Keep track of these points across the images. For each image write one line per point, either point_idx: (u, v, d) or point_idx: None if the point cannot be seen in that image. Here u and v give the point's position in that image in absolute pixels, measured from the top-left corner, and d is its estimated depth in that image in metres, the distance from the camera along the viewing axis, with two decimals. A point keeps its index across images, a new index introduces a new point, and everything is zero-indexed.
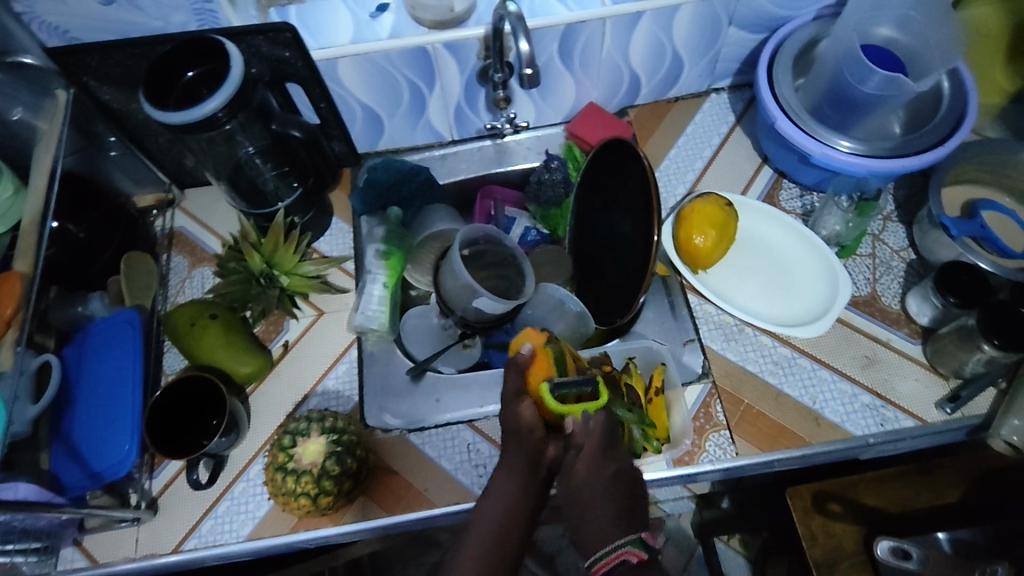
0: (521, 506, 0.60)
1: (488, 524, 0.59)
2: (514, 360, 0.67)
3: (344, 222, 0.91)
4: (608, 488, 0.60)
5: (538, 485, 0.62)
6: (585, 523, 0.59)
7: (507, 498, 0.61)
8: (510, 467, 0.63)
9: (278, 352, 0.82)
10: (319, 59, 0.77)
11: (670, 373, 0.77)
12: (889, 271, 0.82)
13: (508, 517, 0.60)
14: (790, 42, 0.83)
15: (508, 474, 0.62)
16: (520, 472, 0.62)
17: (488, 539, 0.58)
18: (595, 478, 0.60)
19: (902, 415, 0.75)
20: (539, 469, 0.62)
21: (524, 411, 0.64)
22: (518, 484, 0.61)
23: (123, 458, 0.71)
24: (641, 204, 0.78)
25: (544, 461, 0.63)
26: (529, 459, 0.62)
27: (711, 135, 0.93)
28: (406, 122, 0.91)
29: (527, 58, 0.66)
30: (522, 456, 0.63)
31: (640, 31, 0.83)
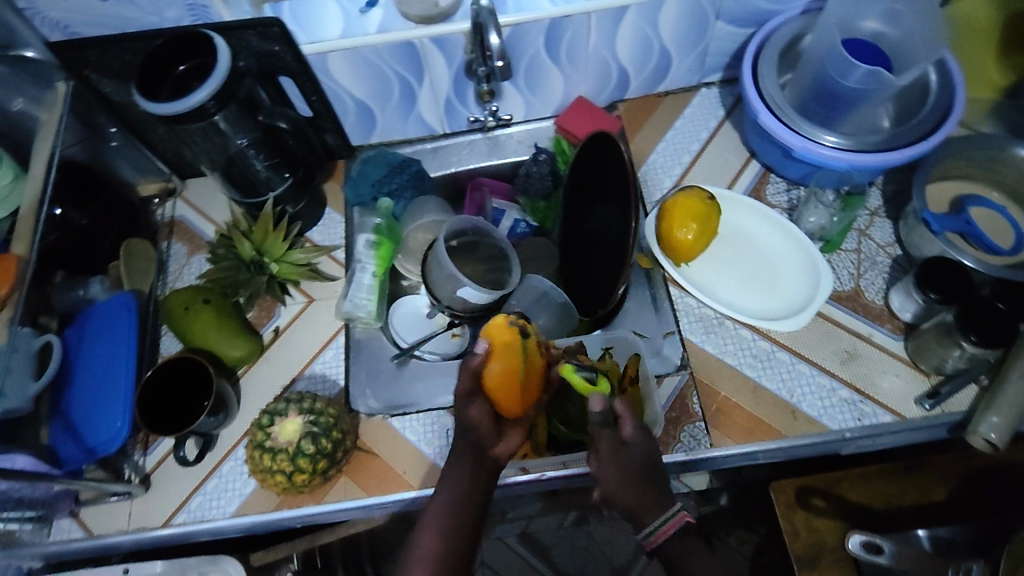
0: (471, 498, 0.63)
1: (440, 520, 0.62)
2: (468, 363, 0.64)
3: (336, 212, 0.94)
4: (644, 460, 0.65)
5: (487, 474, 0.64)
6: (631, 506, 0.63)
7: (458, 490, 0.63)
8: (457, 460, 0.64)
9: (269, 337, 0.85)
10: (309, 53, 0.79)
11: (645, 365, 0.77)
12: (874, 267, 0.82)
13: (458, 511, 0.62)
14: (775, 37, 0.83)
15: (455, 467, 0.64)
16: (469, 465, 0.63)
17: (441, 535, 0.61)
18: (637, 455, 0.64)
19: (881, 411, 0.74)
20: (486, 461, 0.64)
21: (474, 413, 0.63)
22: (466, 477, 0.63)
23: (115, 434, 0.75)
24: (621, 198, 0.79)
25: (490, 453, 0.64)
26: (477, 453, 0.64)
27: (700, 129, 0.93)
28: (397, 115, 0.93)
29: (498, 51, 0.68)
30: (468, 448, 0.64)
31: (626, 25, 0.83)
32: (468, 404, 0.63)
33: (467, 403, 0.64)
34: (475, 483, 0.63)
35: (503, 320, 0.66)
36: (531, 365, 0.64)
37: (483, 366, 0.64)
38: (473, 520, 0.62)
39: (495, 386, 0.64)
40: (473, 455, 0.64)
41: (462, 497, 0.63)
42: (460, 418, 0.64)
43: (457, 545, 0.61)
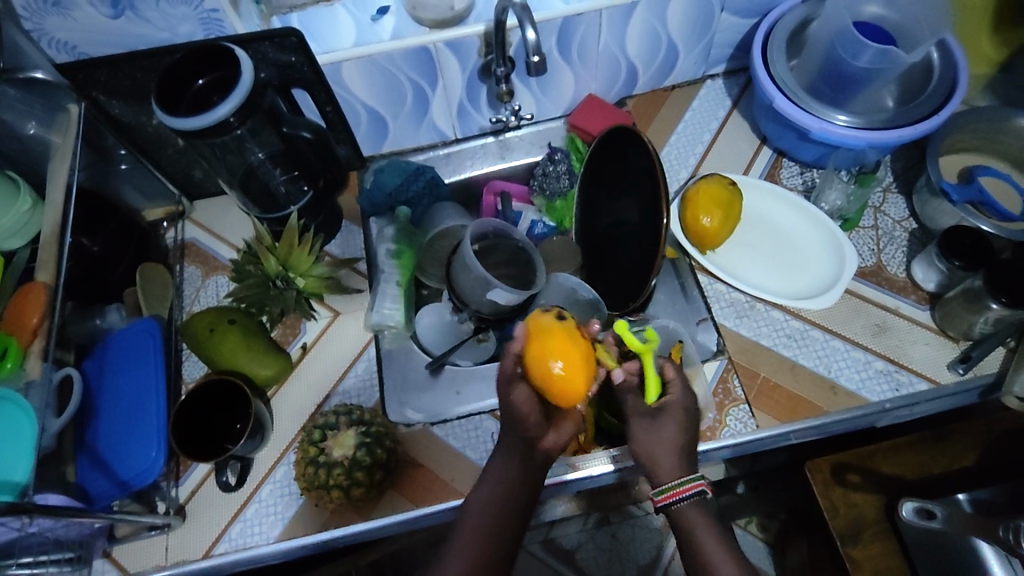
0: (512, 499, 0.61)
1: (482, 517, 0.60)
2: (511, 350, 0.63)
3: (353, 224, 0.93)
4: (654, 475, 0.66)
5: (535, 473, 0.63)
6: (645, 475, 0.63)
7: (504, 480, 0.62)
8: (505, 455, 0.63)
9: (296, 355, 0.83)
10: (323, 63, 0.80)
11: (687, 351, 0.79)
12: (892, 241, 0.84)
13: (497, 521, 0.60)
14: (781, 24, 0.85)
15: (496, 470, 0.63)
16: (519, 461, 0.62)
17: (475, 542, 0.59)
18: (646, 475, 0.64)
19: (916, 379, 0.76)
20: (535, 457, 0.62)
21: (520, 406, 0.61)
22: (513, 477, 0.62)
23: (150, 465, 0.72)
24: (647, 186, 0.80)
25: (539, 447, 0.62)
26: (527, 448, 0.62)
27: (709, 121, 0.96)
28: (409, 123, 0.93)
29: (533, 47, 0.69)
30: (519, 442, 0.63)
31: (636, 19, 0.86)
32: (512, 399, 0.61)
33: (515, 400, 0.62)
34: (522, 482, 0.62)
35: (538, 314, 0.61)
36: (588, 352, 0.59)
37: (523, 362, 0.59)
38: (513, 521, 0.60)
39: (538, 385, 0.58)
40: (522, 446, 0.62)
41: (506, 498, 0.61)
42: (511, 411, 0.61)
43: (491, 552, 0.59)
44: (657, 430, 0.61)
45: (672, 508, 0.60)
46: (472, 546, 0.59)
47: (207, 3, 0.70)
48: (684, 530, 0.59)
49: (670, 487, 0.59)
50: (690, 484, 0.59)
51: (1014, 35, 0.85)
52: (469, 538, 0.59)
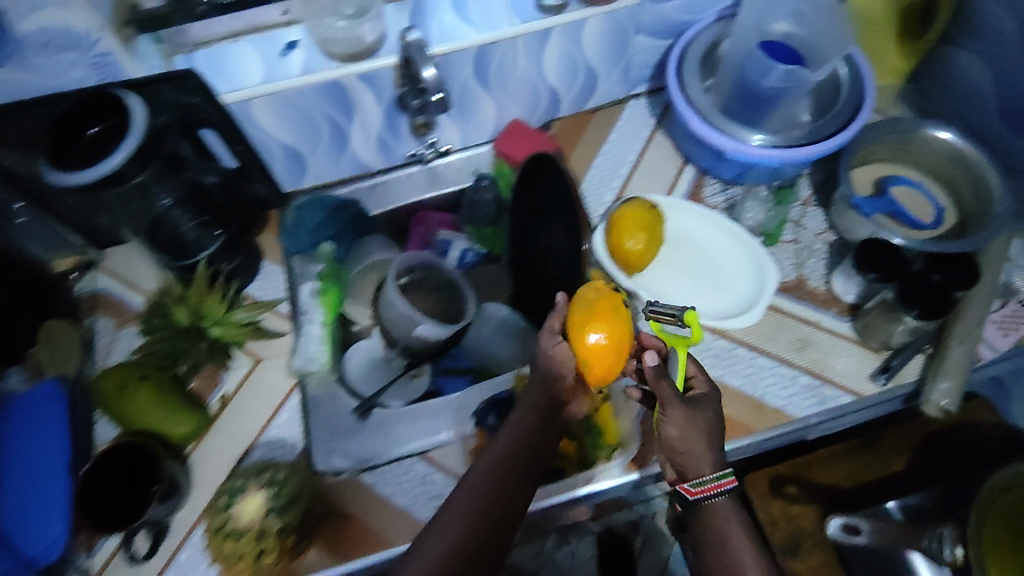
0: (530, 446, 0.62)
1: (502, 458, 0.60)
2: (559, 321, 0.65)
3: (274, 265, 0.90)
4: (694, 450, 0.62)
5: (549, 434, 0.64)
6: (682, 462, 0.61)
7: (525, 425, 0.63)
8: (524, 411, 0.64)
9: (216, 407, 0.80)
10: (230, 102, 0.77)
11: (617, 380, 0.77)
12: (813, 254, 0.85)
13: (508, 477, 0.59)
14: (694, 46, 0.86)
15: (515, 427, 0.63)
16: (539, 413, 0.63)
17: (484, 493, 0.57)
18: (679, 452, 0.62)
19: (840, 392, 0.77)
20: (554, 417, 0.65)
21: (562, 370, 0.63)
22: (529, 435, 0.62)
23: (55, 540, 0.68)
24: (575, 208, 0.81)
25: (559, 409, 0.65)
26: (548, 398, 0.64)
27: (633, 140, 0.96)
28: (329, 156, 0.91)
29: None
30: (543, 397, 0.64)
31: (551, 45, 0.85)
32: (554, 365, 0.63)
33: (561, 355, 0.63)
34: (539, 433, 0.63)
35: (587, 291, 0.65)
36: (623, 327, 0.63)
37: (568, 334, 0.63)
38: (531, 467, 0.61)
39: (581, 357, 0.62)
40: (546, 404, 0.64)
41: (519, 455, 0.61)
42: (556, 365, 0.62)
43: (498, 505, 0.57)
44: (695, 418, 0.60)
45: (702, 501, 0.58)
46: (479, 496, 0.57)
47: (96, 47, 0.66)
48: (707, 524, 0.58)
49: (705, 480, 0.58)
50: (720, 479, 0.59)
51: (917, 46, 0.86)
52: (480, 487, 0.57)
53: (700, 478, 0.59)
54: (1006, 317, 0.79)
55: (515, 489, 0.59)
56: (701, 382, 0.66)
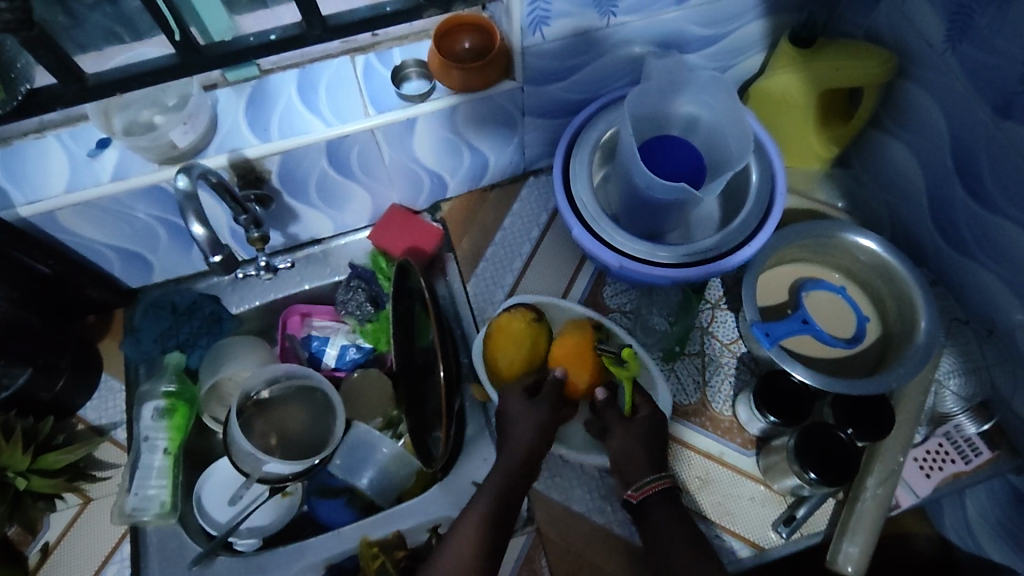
0: (522, 467, 0.65)
1: (499, 483, 0.64)
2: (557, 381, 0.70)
3: (116, 377, 0.80)
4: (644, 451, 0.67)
5: (542, 449, 0.67)
6: (627, 466, 0.66)
7: (520, 444, 0.66)
8: (510, 444, 0.67)
9: (36, 558, 0.71)
10: (28, 215, 0.66)
11: None
12: (719, 371, 0.75)
13: (502, 508, 0.63)
14: (589, 130, 0.74)
15: (503, 461, 0.66)
16: (527, 443, 0.66)
17: (481, 525, 0.62)
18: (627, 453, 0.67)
19: (739, 544, 0.67)
20: (546, 439, 0.67)
21: (535, 409, 0.68)
22: (519, 468, 0.65)
23: None
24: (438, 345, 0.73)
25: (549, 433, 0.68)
26: (537, 424, 0.67)
27: (530, 227, 0.85)
28: (175, 253, 0.80)
29: (208, 244, 0.57)
30: (533, 425, 0.67)
31: (419, 134, 0.73)
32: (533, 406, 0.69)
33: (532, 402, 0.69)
34: (528, 454, 0.66)
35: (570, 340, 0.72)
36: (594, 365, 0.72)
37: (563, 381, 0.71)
38: (522, 487, 0.65)
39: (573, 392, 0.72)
40: (536, 441, 0.66)
41: (507, 487, 0.64)
42: (524, 415, 0.68)
43: (493, 544, 0.61)
44: (638, 433, 0.67)
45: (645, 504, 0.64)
46: (477, 529, 0.61)
47: None
48: (652, 525, 0.63)
49: (643, 483, 0.64)
50: (659, 480, 0.64)
51: (844, 130, 0.77)
52: (477, 519, 0.62)
53: (640, 482, 0.65)
54: (931, 454, 0.70)
55: (509, 519, 0.64)
56: (646, 408, 0.69)
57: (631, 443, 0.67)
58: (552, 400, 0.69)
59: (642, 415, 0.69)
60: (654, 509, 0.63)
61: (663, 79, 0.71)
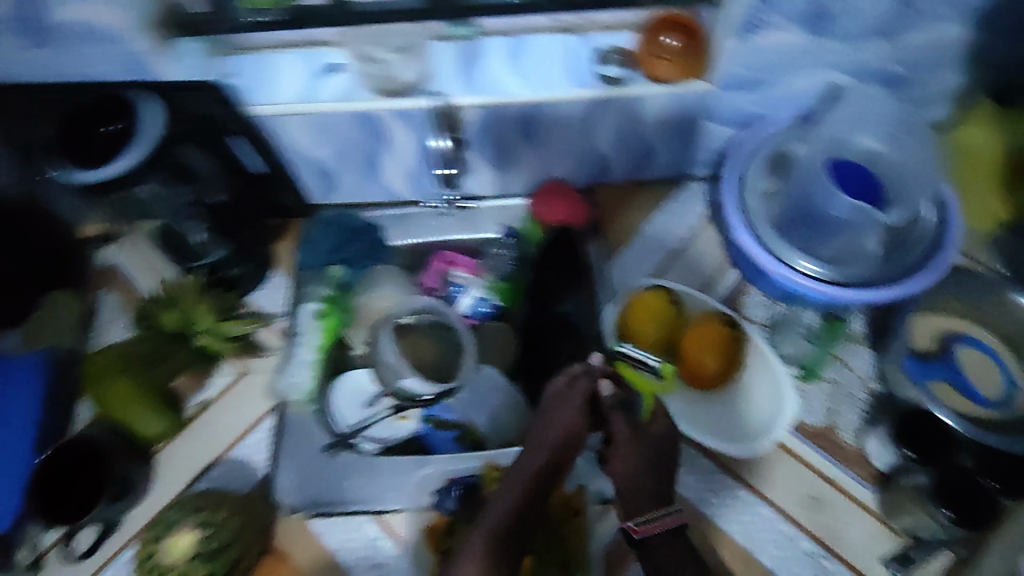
0: (537, 480, 0.64)
1: (516, 493, 0.63)
2: (587, 369, 0.68)
3: (281, 275, 0.88)
4: (652, 472, 0.67)
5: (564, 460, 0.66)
6: (633, 491, 0.66)
7: (540, 452, 0.65)
8: (529, 455, 0.65)
9: (193, 411, 0.79)
10: (263, 113, 0.75)
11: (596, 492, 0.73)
12: (852, 403, 0.74)
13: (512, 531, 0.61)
14: (762, 144, 0.79)
15: (526, 465, 0.65)
16: (550, 449, 0.65)
17: (492, 545, 0.60)
18: (638, 468, 0.67)
19: (842, 570, 0.68)
20: (569, 449, 0.66)
21: (571, 397, 0.67)
22: (536, 487, 0.64)
23: (8, 511, 0.70)
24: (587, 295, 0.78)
25: (574, 443, 0.66)
26: (566, 435, 0.65)
27: (679, 227, 0.88)
28: (358, 177, 0.88)
29: None
30: (558, 437, 0.65)
31: (606, 113, 0.78)
32: (573, 386, 0.67)
33: (567, 394, 0.67)
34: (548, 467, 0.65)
35: (712, 328, 0.75)
36: (728, 350, 0.74)
37: (698, 361, 0.75)
38: (538, 498, 0.64)
39: (706, 376, 0.75)
40: (562, 449, 0.65)
41: (526, 501, 0.63)
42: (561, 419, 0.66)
43: (498, 561, 0.59)
44: (648, 454, 0.67)
45: (645, 539, 0.64)
46: (488, 546, 0.60)
47: (127, 46, 0.66)
48: (650, 558, 0.64)
49: (647, 520, 0.65)
50: (666, 518, 0.65)
51: None
52: (485, 537, 0.60)
53: (646, 516, 0.65)
54: None
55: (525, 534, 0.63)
56: (659, 422, 0.69)
57: (646, 464, 0.67)
58: (585, 399, 0.67)
59: (654, 430, 0.68)
60: (654, 547, 0.64)
61: (852, 110, 0.76)
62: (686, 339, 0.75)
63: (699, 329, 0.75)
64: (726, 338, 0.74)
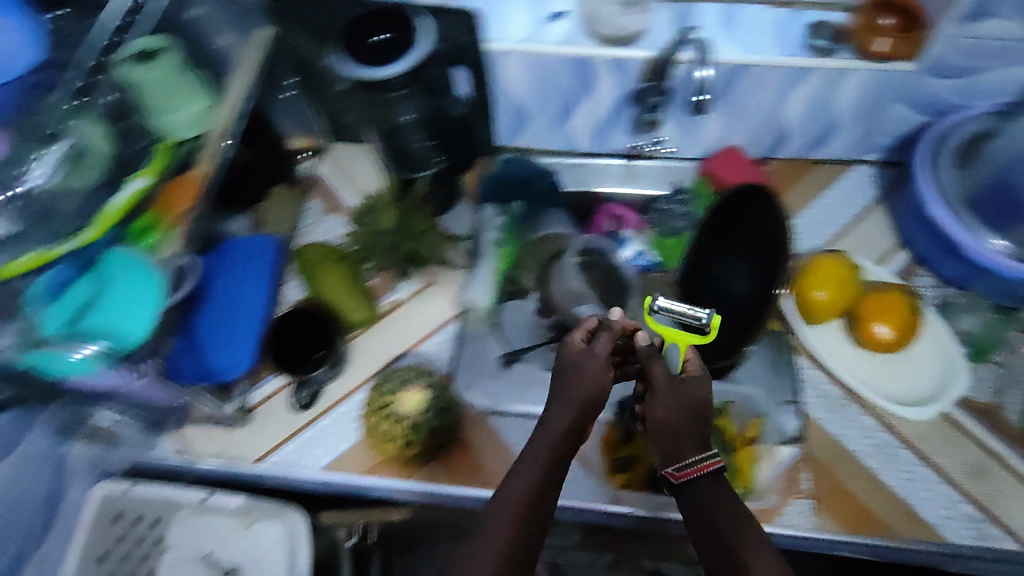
0: (566, 441, 0.63)
1: (546, 453, 0.62)
2: (610, 326, 0.65)
3: (469, 203, 0.96)
4: (693, 423, 0.63)
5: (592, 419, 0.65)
6: (675, 440, 0.63)
7: (564, 416, 0.63)
8: (550, 417, 0.64)
9: (387, 307, 0.86)
10: (493, 49, 0.82)
11: (767, 428, 0.76)
12: (1018, 387, 0.77)
13: (538, 503, 0.61)
14: (955, 133, 0.82)
15: (542, 441, 0.63)
16: (578, 408, 0.63)
17: (522, 516, 0.60)
18: (679, 419, 0.63)
19: (1006, 536, 0.69)
20: (596, 408, 0.64)
21: (599, 353, 0.64)
22: (559, 448, 0.63)
23: (238, 363, 0.76)
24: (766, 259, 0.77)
25: (598, 402, 0.63)
26: (592, 392, 0.63)
27: (849, 206, 0.92)
28: (550, 123, 0.94)
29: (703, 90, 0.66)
30: (586, 394, 0.63)
31: (804, 86, 0.83)
32: (597, 343, 0.64)
33: (589, 350, 0.64)
34: (575, 425, 0.63)
35: (897, 301, 0.79)
36: (908, 323, 0.78)
37: (877, 330, 0.78)
38: (567, 458, 0.63)
39: (882, 343, 0.79)
40: (584, 412, 0.63)
41: (552, 465, 0.62)
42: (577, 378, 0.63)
43: (528, 529, 0.60)
44: (684, 399, 0.63)
45: (687, 485, 0.63)
46: (516, 518, 0.59)
47: None
48: (697, 503, 0.62)
49: (686, 464, 0.62)
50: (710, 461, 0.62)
51: None
52: (517, 504, 0.60)
53: (692, 459, 0.62)
54: None
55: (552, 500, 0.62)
56: (694, 379, 0.65)
57: (692, 408, 0.63)
58: (604, 361, 0.64)
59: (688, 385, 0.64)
60: (698, 486, 0.63)
61: None
62: (866, 307, 0.79)
63: (883, 299, 0.79)
64: (908, 312, 0.78)
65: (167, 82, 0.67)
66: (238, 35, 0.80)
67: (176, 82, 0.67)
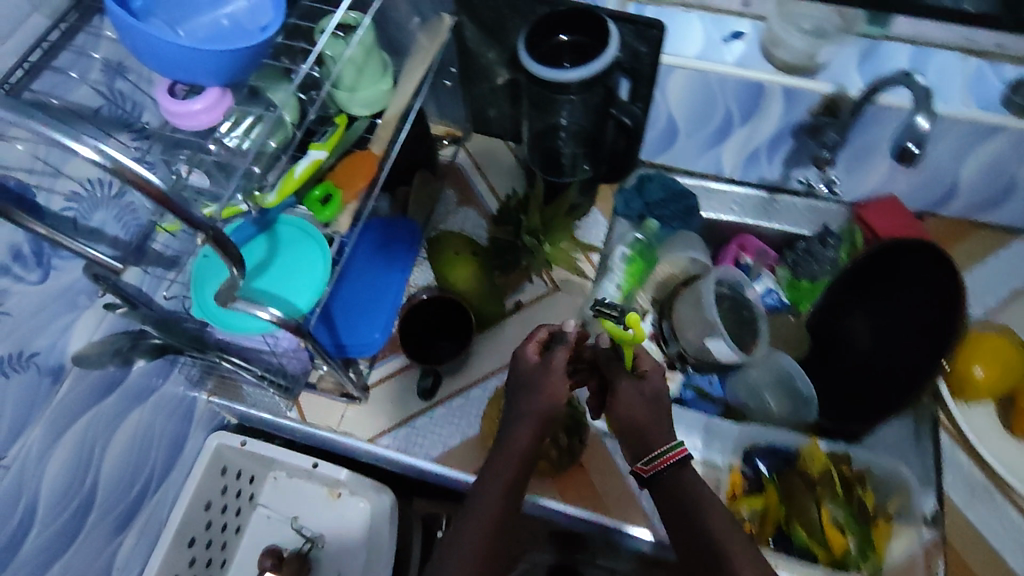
0: (528, 453, 0.58)
1: (510, 464, 0.57)
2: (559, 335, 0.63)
3: (601, 214, 0.94)
4: (653, 409, 0.58)
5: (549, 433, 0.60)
6: (646, 427, 0.57)
7: (527, 427, 0.58)
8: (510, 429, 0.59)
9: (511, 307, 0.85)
10: (664, 63, 0.79)
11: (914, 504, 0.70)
12: None
13: (504, 517, 0.55)
14: None
15: (500, 459, 0.58)
16: (532, 419, 0.58)
17: (493, 534, 0.54)
18: (643, 406, 0.58)
19: None
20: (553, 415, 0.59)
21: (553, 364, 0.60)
22: (524, 459, 0.58)
23: (370, 343, 0.78)
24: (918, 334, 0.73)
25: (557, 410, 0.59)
26: (547, 400, 0.59)
27: (1012, 278, 0.86)
28: (699, 145, 0.91)
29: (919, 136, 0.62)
30: (546, 407, 0.59)
31: (991, 145, 0.77)
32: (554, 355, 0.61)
33: (543, 363, 0.61)
34: (536, 434, 0.59)
35: None
36: None
37: None
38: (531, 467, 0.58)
39: None
40: (539, 423, 0.58)
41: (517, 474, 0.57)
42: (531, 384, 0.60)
43: (500, 543, 0.54)
44: (644, 392, 0.59)
45: (658, 478, 0.55)
46: (488, 531, 0.54)
47: None
48: (676, 499, 0.54)
49: (656, 456, 0.55)
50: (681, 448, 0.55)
51: None
52: (487, 520, 0.54)
53: (658, 451, 0.56)
54: None
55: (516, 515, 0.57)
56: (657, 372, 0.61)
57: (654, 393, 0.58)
58: (561, 374, 0.60)
59: (651, 373, 0.60)
60: (676, 474, 0.55)
61: None
62: None
63: None
64: None
65: (360, 59, 0.67)
66: (421, 21, 0.78)
67: (364, 62, 0.68)
